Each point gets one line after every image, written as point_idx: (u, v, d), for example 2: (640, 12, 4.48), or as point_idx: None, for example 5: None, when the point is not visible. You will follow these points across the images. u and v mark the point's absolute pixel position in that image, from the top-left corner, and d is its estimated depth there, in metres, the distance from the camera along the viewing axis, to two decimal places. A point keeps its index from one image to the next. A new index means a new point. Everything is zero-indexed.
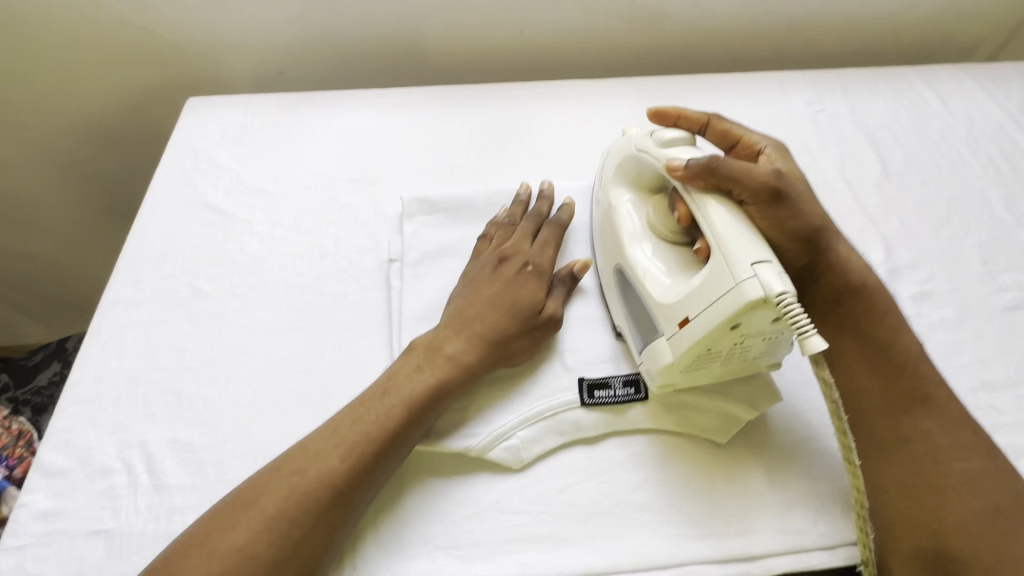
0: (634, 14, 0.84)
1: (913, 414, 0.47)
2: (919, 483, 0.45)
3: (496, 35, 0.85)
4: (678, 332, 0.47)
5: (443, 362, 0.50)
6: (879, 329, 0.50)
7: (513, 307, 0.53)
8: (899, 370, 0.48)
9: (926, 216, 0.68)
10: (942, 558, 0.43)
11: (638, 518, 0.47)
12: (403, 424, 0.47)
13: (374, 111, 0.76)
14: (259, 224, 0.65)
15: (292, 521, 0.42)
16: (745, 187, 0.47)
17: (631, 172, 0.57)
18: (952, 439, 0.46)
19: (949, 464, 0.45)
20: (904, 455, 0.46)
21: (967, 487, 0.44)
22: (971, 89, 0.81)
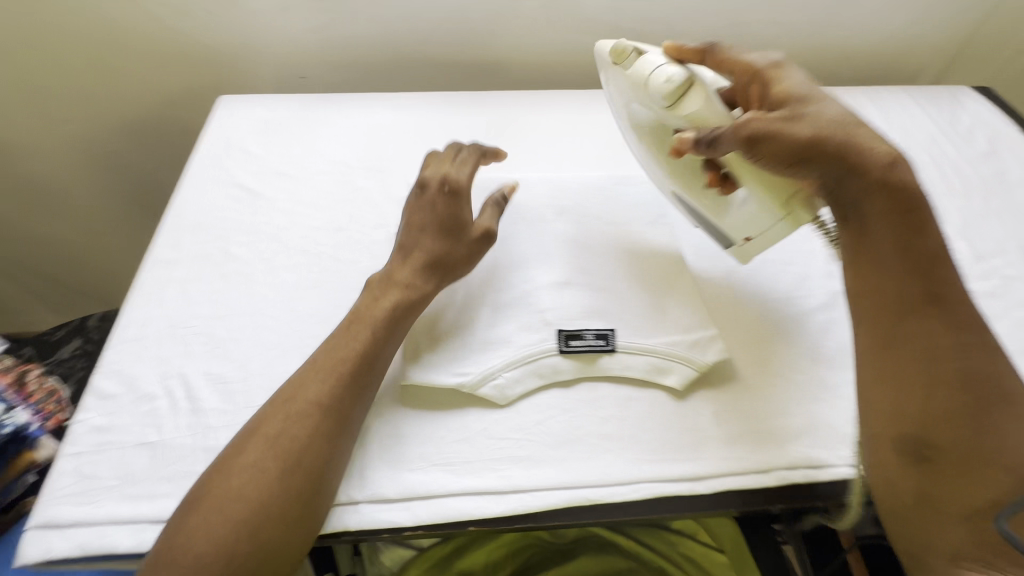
0: (616, 35, 0.95)
1: (914, 313, 0.49)
2: (906, 375, 0.48)
3: (493, 50, 0.96)
4: (748, 246, 0.63)
5: (395, 294, 0.58)
6: (885, 224, 0.52)
7: (447, 222, 0.62)
8: (908, 269, 0.50)
9: None
10: (923, 444, 0.46)
11: (604, 445, 0.55)
12: (380, 342, 0.55)
13: (384, 111, 0.86)
14: (283, 201, 0.74)
15: (289, 437, 0.49)
16: (736, 144, 0.55)
17: (636, 98, 0.61)
18: (955, 339, 0.48)
19: (945, 362, 0.47)
20: (893, 349, 0.49)
21: (958, 382, 0.46)
22: (908, 107, 0.92)
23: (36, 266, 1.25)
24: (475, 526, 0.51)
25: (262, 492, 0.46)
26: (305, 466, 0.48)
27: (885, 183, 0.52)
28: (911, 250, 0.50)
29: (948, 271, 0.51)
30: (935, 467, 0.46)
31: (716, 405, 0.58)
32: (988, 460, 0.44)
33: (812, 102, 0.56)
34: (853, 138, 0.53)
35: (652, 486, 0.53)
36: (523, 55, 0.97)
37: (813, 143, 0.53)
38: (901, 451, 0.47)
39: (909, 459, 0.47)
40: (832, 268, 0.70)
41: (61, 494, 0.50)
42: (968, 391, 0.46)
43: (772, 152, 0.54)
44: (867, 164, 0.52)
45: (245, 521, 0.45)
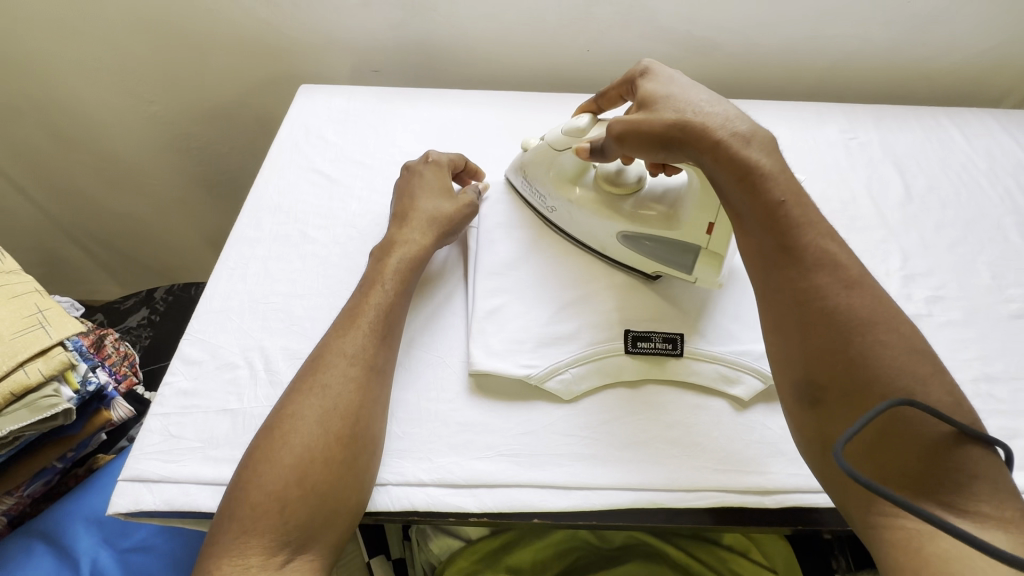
0: (690, 43, 0.94)
1: (777, 266, 0.50)
2: (778, 324, 0.49)
3: (565, 53, 0.96)
4: (710, 238, 0.59)
5: (410, 256, 0.62)
6: (733, 186, 0.52)
7: (404, 206, 0.67)
8: (766, 221, 0.50)
9: (943, 233, 0.74)
10: (812, 387, 0.46)
11: (669, 451, 0.55)
12: (399, 295, 0.59)
13: (457, 107, 0.88)
14: (359, 189, 0.77)
15: (320, 384, 0.52)
16: (617, 145, 0.57)
17: (548, 157, 0.68)
18: (815, 282, 0.48)
19: (808, 304, 0.48)
20: (772, 303, 0.50)
21: (820, 324, 0.47)
22: (993, 131, 0.88)
23: (110, 238, 1.32)
24: (539, 518, 0.52)
25: (307, 439, 0.48)
26: (345, 411, 0.50)
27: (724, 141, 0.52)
28: (761, 203, 0.51)
29: (807, 215, 0.51)
30: (827, 406, 0.46)
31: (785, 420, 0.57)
32: (864, 388, 0.44)
33: (661, 101, 0.57)
34: (694, 116, 0.53)
35: (717, 496, 0.53)
36: (594, 59, 0.97)
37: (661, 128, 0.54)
38: (796, 397, 0.48)
39: (802, 404, 0.47)
40: (908, 291, 0.68)
41: (149, 450, 0.53)
42: (827, 332, 0.46)
43: (634, 140, 0.56)
44: (698, 138, 0.52)
45: (295, 466, 0.47)
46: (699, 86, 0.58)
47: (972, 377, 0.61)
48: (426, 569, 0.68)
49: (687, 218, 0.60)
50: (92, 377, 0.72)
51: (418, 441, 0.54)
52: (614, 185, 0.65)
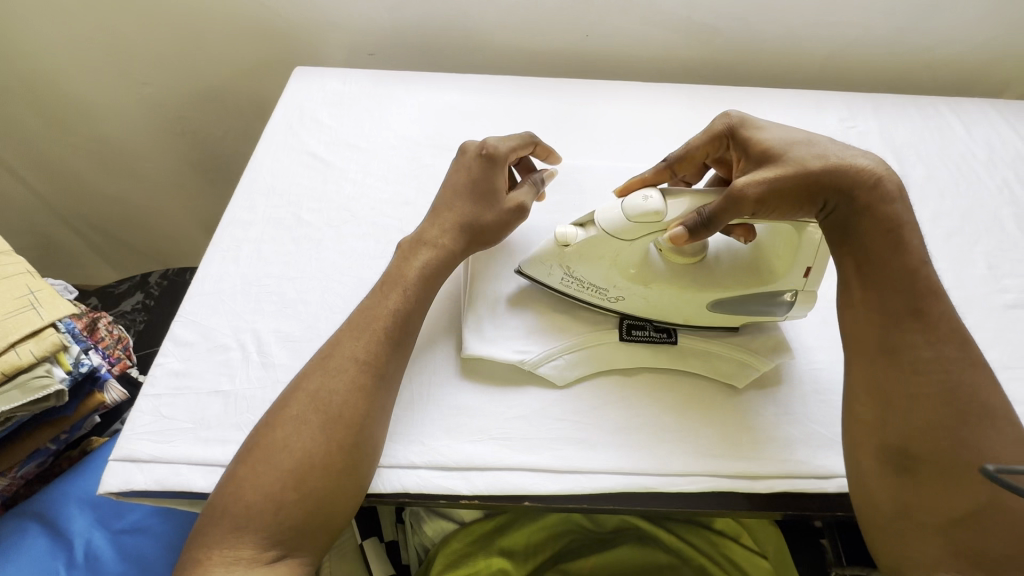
0: (689, 29, 0.93)
1: (897, 330, 0.48)
2: (885, 386, 0.47)
3: (563, 38, 0.95)
4: (808, 279, 0.55)
5: (426, 256, 0.59)
6: (875, 241, 0.49)
7: (442, 209, 0.62)
8: (891, 286, 0.49)
9: (941, 223, 0.74)
10: (905, 456, 0.45)
11: (661, 436, 0.55)
12: (415, 300, 0.57)
13: (453, 91, 0.87)
14: (354, 172, 0.76)
15: (328, 390, 0.50)
16: (739, 209, 0.49)
17: (610, 251, 0.55)
18: (939, 354, 0.47)
19: (928, 378, 0.46)
20: (880, 363, 0.48)
21: (939, 399, 0.45)
22: (994, 121, 0.88)
23: (103, 222, 1.31)
24: (530, 501, 0.52)
25: (307, 443, 0.48)
26: (350, 419, 0.49)
27: (869, 197, 0.50)
28: (897, 264, 0.49)
29: (934, 286, 0.49)
30: (916, 478, 0.44)
31: (778, 406, 0.57)
32: (970, 467, 0.43)
33: (794, 146, 0.53)
34: (837, 165, 0.50)
35: (708, 481, 0.53)
36: (593, 44, 0.96)
37: (805, 184, 0.50)
38: (884, 461, 0.46)
39: (889, 468, 0.46)
40: None
41: (141, 430, 0.53)
42: (951, 408, 0.45)
43: (777, 202, 0.50)
44: (844, 193, 0.50)
45: (294, 470, 0.47)
46: (808, 132, 0.55)
47: None
48: (420, 551, 0.69)
49: (782, 270, 0.55)
50: (85, 360, 0.71)
51: (410, 425, 0.54)
52: (698, 255, 0.57)
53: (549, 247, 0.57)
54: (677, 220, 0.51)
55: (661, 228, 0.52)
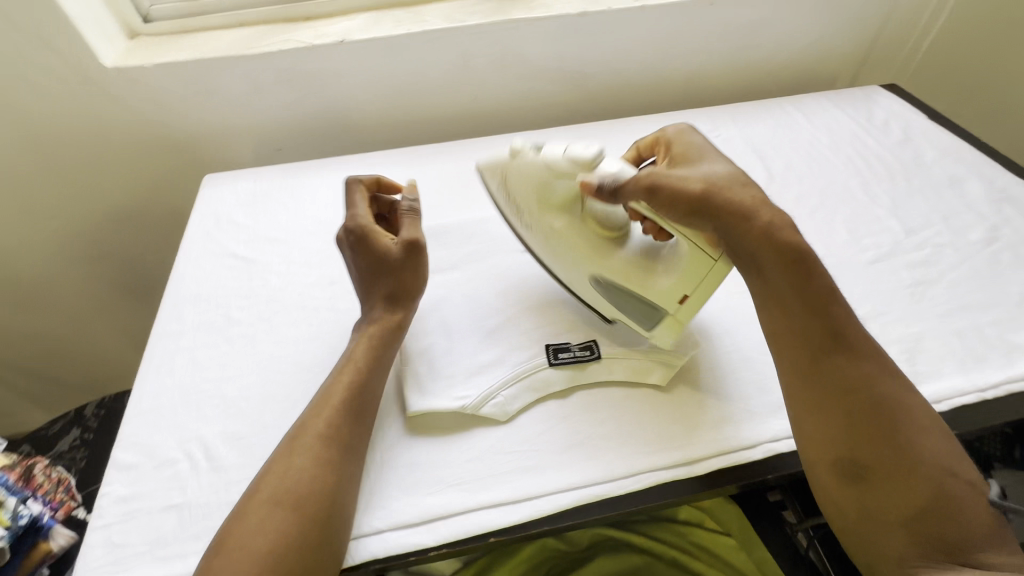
0: (562, 78, 1.05)
1: (825, 353, 0.54)
2: (812, 404, 0.53)
3: (454, 104, 1.05)
4: (680, 307, 0.61)
5: (381, 335, 0.63)
6: (784, 278, 0.55)
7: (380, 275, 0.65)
8: (810, 316, 0.55)
9: (804, 203, 0.85)
10: (857, 463, 0.50)
11: (604, 446, 0.59)
12: (369, 371, 0.60)
13: (361, 170, 0.93)
14: (277, 263, 0.79)
15: (298, 467, 0.52)
16: (632, 189, 0.58)
17: (540, 189, 0.63)
18: (862, 370, 0.53)
19: (859, 392, 0.52)
20: (802, 385, 0.54)
21: (874, 409, 0.51)
22: (829, 110, 1.03)
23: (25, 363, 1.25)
24: (495, 536, 0.54)
25: (279, 524, 0.48)
26: (322, 494, 0.51)
27: (761, 231, 0.55)
28: (805, 295, 0.55)
29: (846, 311, 0.56)
30: (870, 482, 0.49)
31: (699, 394, 0.63)
32: (912, 467, 0.49)
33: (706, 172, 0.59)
34: (741, 204, 0.56)
35: (654, 475, 0.57)
36: (481, 105, 1.06)
37: (708, 207, 0.56)
38: (839, 473, 0.51)
39: (844, 478, 0.50)
40: None
41: (94, 565, 0.52)
42: (869, 410, 0.51)
43: (668, 202, 0.57)
44: (743, 231, 0.56)
45: (271, 552, 0.47)
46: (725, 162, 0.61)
47: None
48: None
49: (662, 286, 0.61)
50: (22, 511, 0.71)
51: (368, 492, 0.56)
52: (610, 228, 0.64)
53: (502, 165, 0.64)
54: (597, 172, 0.60)
55: (577, 170, 0.60)
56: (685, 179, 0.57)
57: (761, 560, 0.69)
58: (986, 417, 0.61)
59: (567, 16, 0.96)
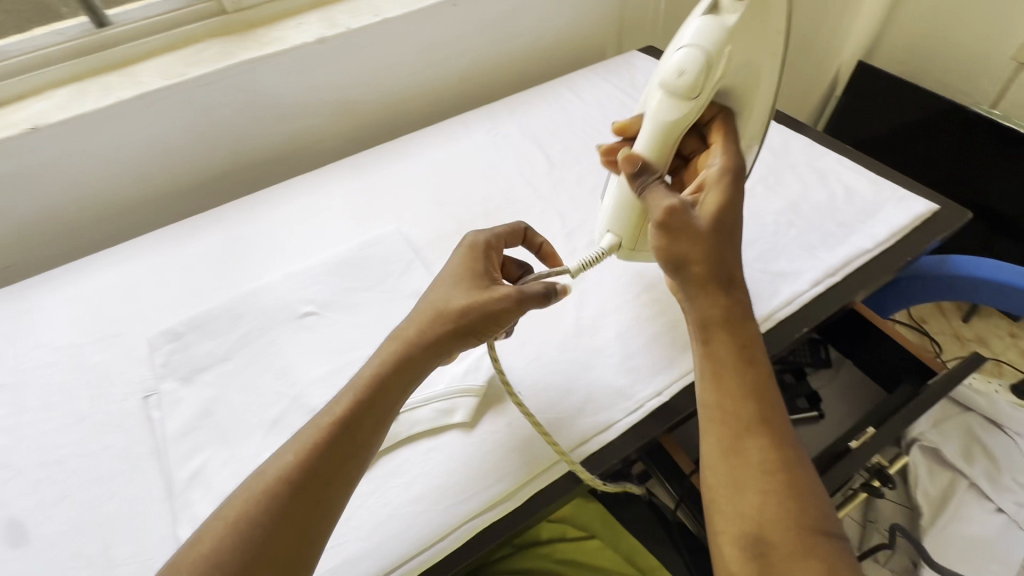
0: (328, 107, 0.98)
1: (750, 429, 0.48)
2: (747, 477, 0.47)
3: (215, 163, 0.94)
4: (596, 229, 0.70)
5: (399, 361, 0.52)
6: (722, 357, 0.51)
7: (467, 278, 0.57)
8: (735, 394, 0.50)
9: (585, 183, 0.87)
10: (761, 540, 0.44)
11: (415, 511, 0.54)
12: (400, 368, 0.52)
13: (105, 271, 0.77)
14: (4, 417, 0.64)
15: (243, 543, 0.43)
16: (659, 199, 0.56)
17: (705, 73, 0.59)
18: (783, 450, 0.47)
19: (778, 470, 0.46)
20: (737, 460, 0.47)
21: (790, 489, 0.46)
22: (596, 84, 1.06)
23: None
24: None
25: None
26: (298, 510, 0.45)
27: (720, 318, 0.52)
28: (739, 375, 0.50)
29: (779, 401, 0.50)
30: (769, 562, 0.43)
31: (506, 418, 0.61)
32: (819, 553, 0.43)
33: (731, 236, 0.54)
34: (719, 279, 0.52)
35: (479, 519, 0.54)
36: (248, 156, 0.97)
37: (686, 274, 0.53)
38: (741, 546, 0.45)
39: (746, 552, 0.44)
40: (571, 246, 0.78)
41: None
42: (802, 496, 0.45)
43: (673, 242, 0.53)
44: (704, 310, 0.52)
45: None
46: (740, 218, 0.55)
47: (636, 293, 0.71)
48: None
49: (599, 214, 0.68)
50: None
51: None
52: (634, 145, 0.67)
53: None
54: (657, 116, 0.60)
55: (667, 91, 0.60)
56: (700, 229, 0.53)
57: (627, 550, 0.71)
58: (765, 351, 0.65)
59: (304, 46, 0.89)
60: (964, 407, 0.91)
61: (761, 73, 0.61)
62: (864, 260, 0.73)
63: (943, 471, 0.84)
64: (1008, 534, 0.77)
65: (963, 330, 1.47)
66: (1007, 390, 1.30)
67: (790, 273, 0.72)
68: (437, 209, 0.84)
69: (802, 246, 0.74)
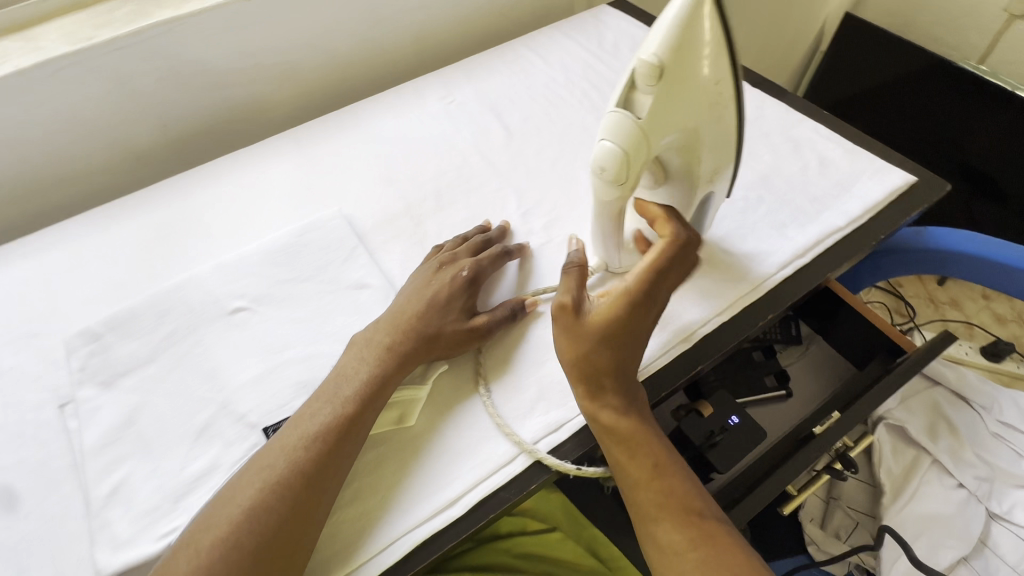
0: (263, 73, 0.89)
1: (657, 514, 0.49)
2: (670, 564, 0.48)
3: (140, 139, 0.86)
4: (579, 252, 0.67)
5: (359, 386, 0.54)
6: (615, 450, 0.52)
7: (439, 304, 0.60)
8: (635, 482, 0.51)
9: (545, 156, 0.80)
10: None
11: (349, 527, 0.51)
12: (395, 367, 0.56)
13: (16, 264, 0.71)
14: None
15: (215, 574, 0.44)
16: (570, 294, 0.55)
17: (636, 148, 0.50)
18: (691, 523, 0.49)
19: (691, 548, 0.48)
20: (655, 547, 0.49)
21: (706, 562, 0.47)
22: (560, 43, 0.98)
23: None
24: None
25: None
26: (305, 509, 0.48)
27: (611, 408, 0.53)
28: (635, 463, 0.51)
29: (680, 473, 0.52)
30: None
31: (449, 420, 0.57)
32: None
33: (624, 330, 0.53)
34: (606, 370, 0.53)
35: (419, 531, 0.51)
36: (178, 130, 0.88)
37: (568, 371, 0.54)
38: None
39: None
40: (527, 227, 0.72)
41: None
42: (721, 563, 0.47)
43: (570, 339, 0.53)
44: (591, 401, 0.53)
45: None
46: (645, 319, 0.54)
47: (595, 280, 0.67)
48: None
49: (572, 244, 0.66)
50: None
51: None
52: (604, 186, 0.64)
53: (718, 35, 0.46)
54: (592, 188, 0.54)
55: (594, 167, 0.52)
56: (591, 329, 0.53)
57: (589, 538, 0.70)
58: (727, 341, 0.62)
59: (230, 3, 0.79)
60: (932, 382, 0.90)
61: (702, 131, 0.50)
62: (836, 239, 0.68)
63: (908, 449, 0.84)
64: (967, 507, 0.79)
65: (938, 294, 1.45)
66: (977, 353, 1.30)
67: (759, 254, 0.67)
68: (383, 187, 0.78)
69: (771, 224, 0.70)
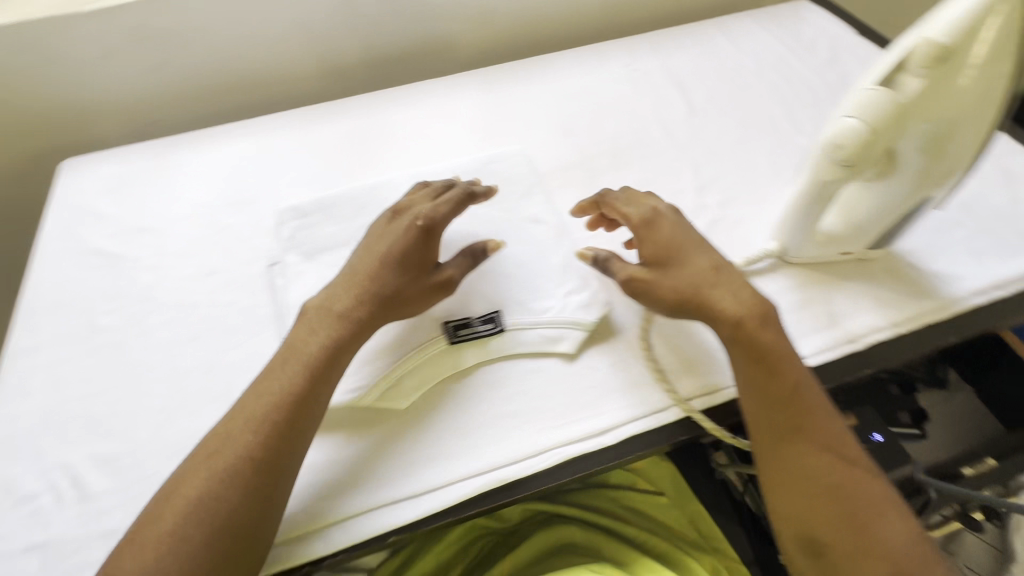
0: (464, 13, 0.94)
1: (791, 437, 0.49)
2: (796, 485, 0.48)
3: (346, 55, 0.94)
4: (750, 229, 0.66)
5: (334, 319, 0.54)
6: (754, 365, 0.51)
7: (385, 254, 0.58)
8: (771, 399, 0.50)
9: (726, 138, 0.80)
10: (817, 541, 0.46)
11: (508, 427, 0.55)
12: (371, 296, 0.56)
13: (239, 141, 0.80)
14: (147, 257, 0.70)
15: (237, 468, 0.47)
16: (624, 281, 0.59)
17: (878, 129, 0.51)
18: (826, 454, 0.49)
19: (826, 474, 0.48)
20: (782, 466, 0.49)
21: (839, 492, 0.47)
22: (754, 31, 0.96)
23: None
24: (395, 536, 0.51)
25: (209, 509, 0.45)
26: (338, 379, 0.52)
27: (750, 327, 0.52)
28: (773, 382, 0.51)
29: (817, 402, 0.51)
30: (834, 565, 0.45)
31: (609, 358, 0.60)
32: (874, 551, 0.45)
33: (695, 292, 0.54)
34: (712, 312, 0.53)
35: (571, 448, 0.54)
36: (378, 53, 0.96)
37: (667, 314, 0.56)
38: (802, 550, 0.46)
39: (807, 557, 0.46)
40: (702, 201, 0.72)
41: None
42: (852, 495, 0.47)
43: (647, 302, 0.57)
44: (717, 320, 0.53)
45: (224, 514, 0.45)
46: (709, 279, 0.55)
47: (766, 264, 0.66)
48: None
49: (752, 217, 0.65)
50: None
51: None
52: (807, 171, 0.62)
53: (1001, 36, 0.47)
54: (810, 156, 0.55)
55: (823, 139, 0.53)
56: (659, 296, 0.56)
57: (694, 514, 0.70)
58: (903, 353, 0.60)
59: None
60: None
61: (954, 128, 0.50)
62: None
63: None
64: None
65: None
66: None
67: (951, 276, 0.64)
68: (562, 138, 0.81)
69: (969, 249, 0.66)
